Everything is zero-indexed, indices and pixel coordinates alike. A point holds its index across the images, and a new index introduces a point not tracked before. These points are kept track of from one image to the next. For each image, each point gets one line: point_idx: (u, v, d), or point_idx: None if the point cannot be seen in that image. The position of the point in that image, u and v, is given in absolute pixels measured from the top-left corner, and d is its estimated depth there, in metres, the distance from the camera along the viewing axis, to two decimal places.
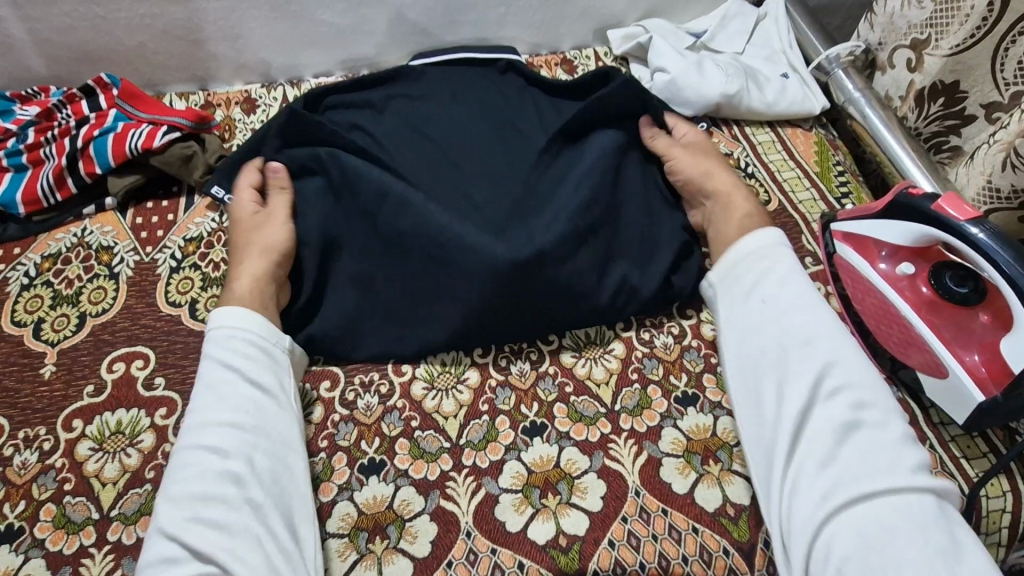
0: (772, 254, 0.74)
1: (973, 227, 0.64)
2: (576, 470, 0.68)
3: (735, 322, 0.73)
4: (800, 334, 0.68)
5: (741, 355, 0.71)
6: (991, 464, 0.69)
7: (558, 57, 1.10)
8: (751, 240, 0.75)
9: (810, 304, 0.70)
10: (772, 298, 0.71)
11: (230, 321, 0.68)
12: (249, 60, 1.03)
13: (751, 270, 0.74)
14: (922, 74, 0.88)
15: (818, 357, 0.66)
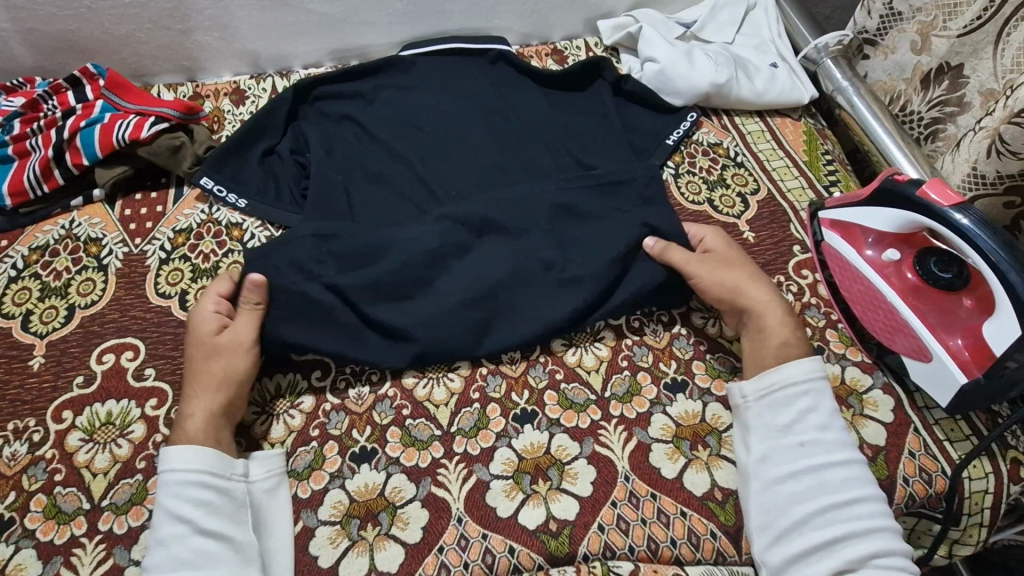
0: (818, 391, 0.66)
1: (956, 213, 0.65)
2: (566, 457, 0.69)
3: (765, 460, 0.65)
4: (842, 495, 0.61)
5: (768, 498, 0.63)
6: (974, 446, 0.70)
7: (548, 47, 1.10)
8: (794, 369, 0.67)
9: (851, 456, 0.63)
10: (813, 445, 0.64)
11: (186, 461, 0.60)
12: (237, 50, 1.03)
13: (791, 405, 0.66)
14: (929, 56, 0.88)
15: (860, 524, 0.59)
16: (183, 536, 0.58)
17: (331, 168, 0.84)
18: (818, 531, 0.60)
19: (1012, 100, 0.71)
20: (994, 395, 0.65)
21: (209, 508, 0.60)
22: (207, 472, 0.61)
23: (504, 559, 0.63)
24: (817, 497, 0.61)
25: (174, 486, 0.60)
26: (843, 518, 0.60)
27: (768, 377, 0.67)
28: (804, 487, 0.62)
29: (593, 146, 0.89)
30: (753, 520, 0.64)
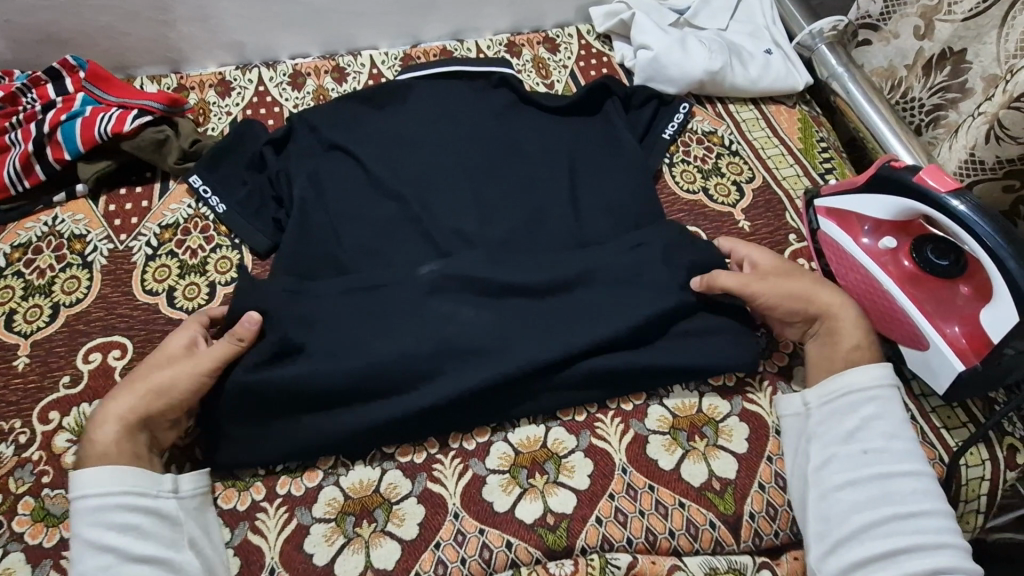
0: (885, 398, 0.64)
1: (953, 199, 0.64)
2: (563, 450, 0.68)
3: (826, 466, 0.63)
4: (907, 507, 0.59)
5: (825, 505, 0.62)
6: (971, 433, 0.70)
7: (540, 35, 1.08)
8: (865, 373, 0.65)
9: (919, 467, 0.61)
10: (877, 453, 0.62)
11: (90, 485, 0.57)
12: (222, 41, 1.00)
13: (854, 411, 0.64)
14: (932, 41, 0.87)
15: (925, 537, 0.58)
16: (111, 566, 0.55)
17: (321, 167, 0.83)
18: (879, 543, 0.58)
19: (1012, 84, 0.71)
20: (991, 382, 0.65)
21: (138, 531, 0.57)
22: (126, 494, 0.58)
23: (502, 554, 0.63)
24: (881, 507, 0.60)
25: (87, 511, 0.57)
26: (907, 531, 0.58)
27: (833, 382, 0.66)
28: (867, 496, 0.60)
29: (586, 136, 0.88)
30: (809, 527, 0.63)
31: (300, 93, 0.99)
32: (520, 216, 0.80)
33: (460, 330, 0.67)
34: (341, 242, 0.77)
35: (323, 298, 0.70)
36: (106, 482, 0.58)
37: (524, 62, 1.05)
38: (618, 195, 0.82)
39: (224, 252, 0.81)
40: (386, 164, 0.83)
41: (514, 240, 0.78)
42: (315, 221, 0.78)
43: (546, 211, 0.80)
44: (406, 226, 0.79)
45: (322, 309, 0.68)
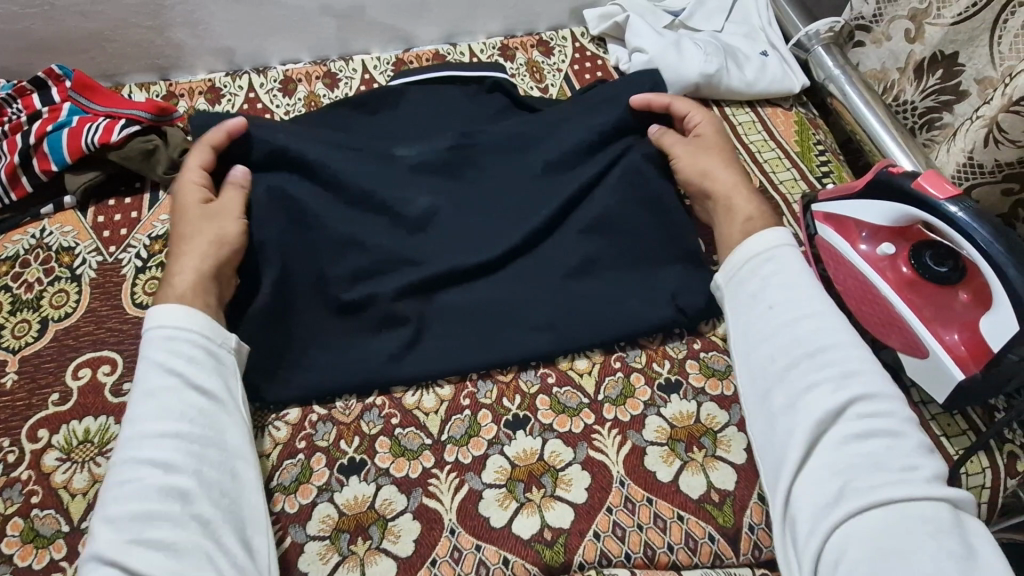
0: (777, 257, 0.68)
1: (952, 205, 0.63)
2: (560, 463, 0.67)
3: (744, 332, 0.67)
4: (812, 345, 0.62)
5: (750, 369, 0.65)
6: (971, 441, 0.69)
7: (533, 38, 1.07)
8: (758, 238, 0.69)
9: (821, 310, 0.64)
10: (780, 304, 0.65)
11: (166, 316, 0.62)
12: (211, 47, 0.99)
13: (755, 273, 0.68)
14: (922, 44, 0.86)
15: (834, 372, 0.60)
16: (171, 389, 0.59)
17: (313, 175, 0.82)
18: (798, 386, 0.61)
19: (1011, 87, 0.69)
20: (990, 390, 0.65)
21: (199, 365, 0.61)
22: (186, 331, 0.62)
23: (499, 570, 0.62)
24: (791, 354, 0.62)
25: (154, 339, 0.61)
26: (821, 369, 0.61)
27: (735, 257, 0.70)
28: (779, 347, 0.63)
29: (582, 135, 0.84)
30: (742, 388, 0.66)
31: (291, 99, 0.98)
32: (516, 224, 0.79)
33: (462, 310, 0.74)
34: (338, 254, 0.75)
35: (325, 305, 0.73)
36: (171, 319, 0.62)
37: (518, 66, 1.03)
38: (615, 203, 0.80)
39: None
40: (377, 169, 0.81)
41: (519, 251, 0.77)
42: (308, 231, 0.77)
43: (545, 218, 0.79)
44: (402, 238, 0.78)
45: (330, 302, 0.73)
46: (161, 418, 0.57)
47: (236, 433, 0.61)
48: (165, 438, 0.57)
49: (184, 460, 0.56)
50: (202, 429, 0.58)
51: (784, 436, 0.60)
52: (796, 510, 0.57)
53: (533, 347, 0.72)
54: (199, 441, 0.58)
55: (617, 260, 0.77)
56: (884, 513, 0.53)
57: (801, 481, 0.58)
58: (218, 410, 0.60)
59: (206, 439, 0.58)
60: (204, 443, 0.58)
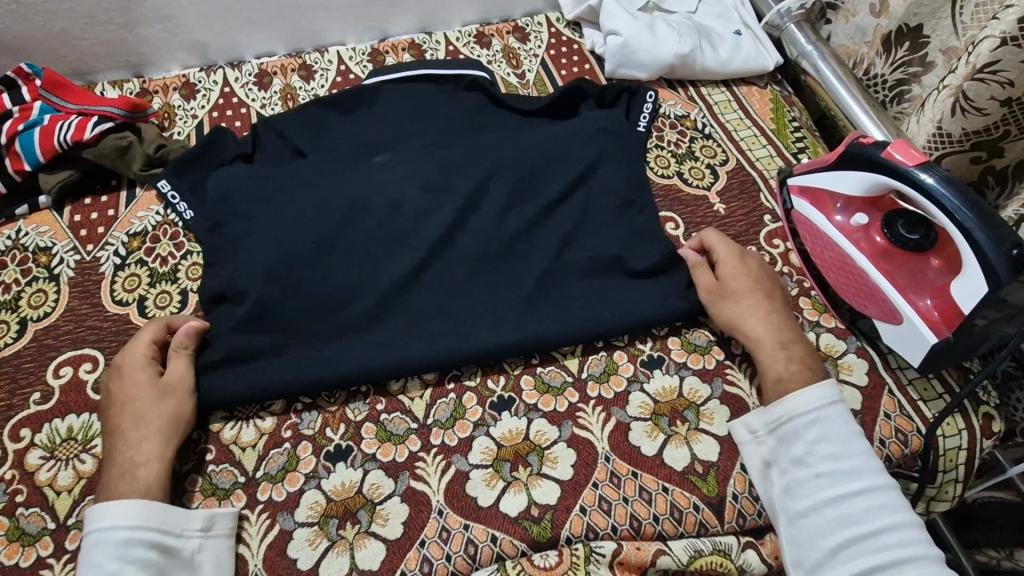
0: (826, 417, 0.63)
1: (922, 172, 0.64)
2: (545, 442, 0.68)
3: (786, 493, 0.63)
4: (865, 525, 0.58)
5: (796, 534, 0.61)
6: (947, 404, 0.70)
7: (509, 24, 1.07)
8: (805, 395, 0.64)
9: (876, 478, 0.60)
10: (828, 473, 0.61)
11: (115, 516, 0.57)
12: (184, 42, 0.98)
13: (800, 435, 0.63)
14: (888, 18, 0.88)
15: (889, 555, 0.56)
16: None
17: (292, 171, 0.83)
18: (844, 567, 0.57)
19: (973, 56, 0.70)
20: (962, 351, 0.66)
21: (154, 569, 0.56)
22: (138, 530, 0.57)
23: (487, 549, 0.62)
24: (839, 531, 0.59)
25: (91, 545, 0.56)
26: (870, 548, 0.57)
27: (775, 410, 0.65)
28: (827, 519, 0.60)
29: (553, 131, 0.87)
30: (786, 554, 0.62)
31: (266, 93, 0.98)
32: (495, 223, 0.78)
33: (448, 297, 0.74)
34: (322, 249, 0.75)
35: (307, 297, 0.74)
36: (120, 517, 0.57)
37: (494, 53, 1.04)
38: (590, 194, 0.82)
39: (194, 257, 0.80)
40: (352, 167, 0.82)
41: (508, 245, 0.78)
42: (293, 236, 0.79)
43: (518, 219, 0.79)
44: (376, 239, 0.77)
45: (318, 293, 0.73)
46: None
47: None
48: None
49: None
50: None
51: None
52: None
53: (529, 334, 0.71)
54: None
55: (596, 256, 0.77)
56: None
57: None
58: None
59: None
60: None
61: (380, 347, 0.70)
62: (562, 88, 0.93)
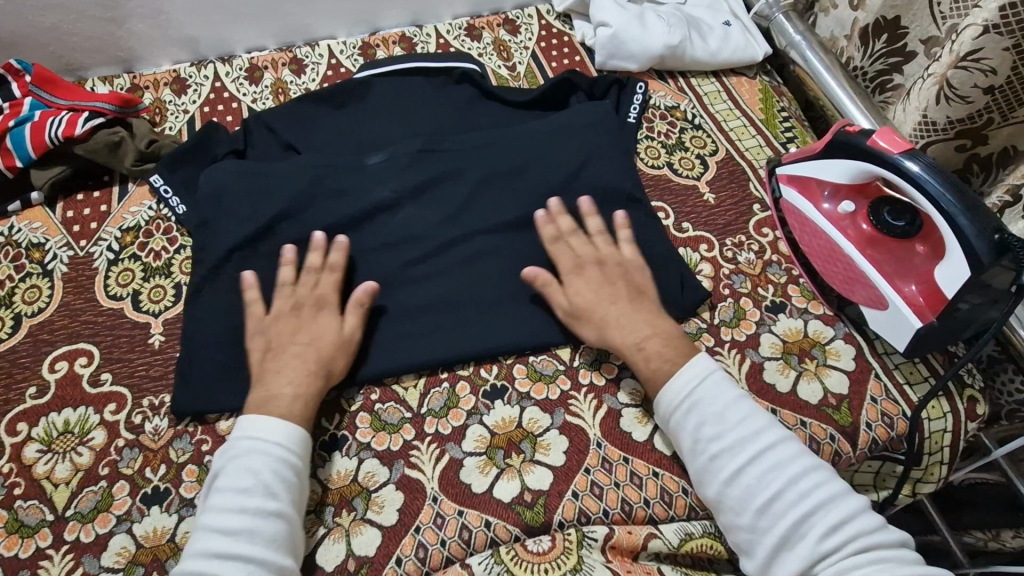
0: (700, 398, 0.63)
1: (906, 159, 0.66)
2: (538, 429, 0.69)
3: (700, 479, 0.63)
4: (772, 488, 0.58)
5: (725, 518, 0.61)
6: (932, 387, 0.72)
7: (499, 17, 1.08)
8: (672, 387, 0.64)
9: (767, 438, 0.60)
10: (724, 451, 0.60)
11: (269, 430, 0.61)
12: (175, 37, 0.98)
13: (686, 423, 0.63)
14: (865, 11, 0.89)
15: (801, 511, 0.56)
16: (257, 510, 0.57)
17: (287, 166, 0.84)
18: (774, 536, 0.57)
19: (957, 44, 0.71)
20: (947, 337, 0.67)
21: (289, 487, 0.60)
22: (283, 449, 0.61)
23: (480, 534, 0.63)
24: (751, 506, 0.58)
25: (240, 455, 0.60)
26: (788, 507, 0.57)
27: (662, 405, 0.65)
28: (740, 498, 0.59)
29: (547, 127, 0.87)
30: (727, 538, 0.62)
31: (257, 87, 0.98)
32: (488, 231, 0.80)
33: (448, 292, 0.76)
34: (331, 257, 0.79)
35: None
36: (270, 433, 0.61)
37: (484, 45, 1.04)
38: (580, 191, 0.83)
39: (188, 252, 0.81)
40: (347, 172, 0.84)
41: (506, 242, 0.80)
42: (286, 231, 0.81)
43: (510, 225, 0.80)
44: (374, 252, 0.79)
45: None
46: (225, 529, 0.56)
47: (285, 555, 0.57)
48: (225, 562, 0.54)
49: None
50: (246, 547, 0.55)
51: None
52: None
53: (529, 332, 0.74)
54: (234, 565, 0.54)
55: None
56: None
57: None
58: (269, 535, 0.56)
59: (250, 560, 0.54)
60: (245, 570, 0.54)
61: (385, 343, 0.73)
62: (553, 80, 0.94)
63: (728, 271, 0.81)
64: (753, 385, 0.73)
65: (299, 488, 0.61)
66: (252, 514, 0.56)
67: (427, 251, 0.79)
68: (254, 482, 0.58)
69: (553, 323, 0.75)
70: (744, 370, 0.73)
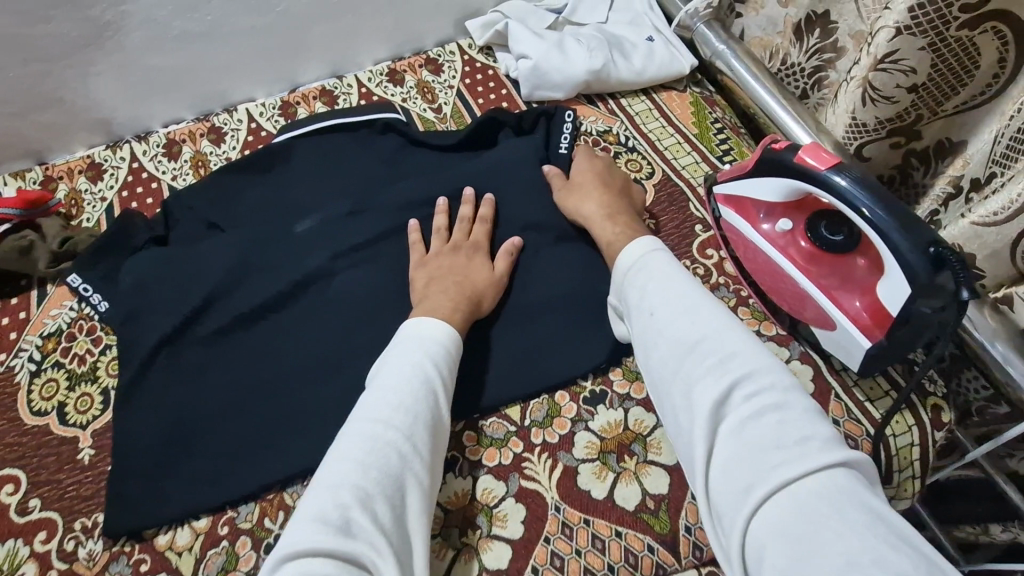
0: (648, 264, 0.65)
1: (834, 175, 0.63)
2: (493, 499, 0.66)
3: (637, 343, 0.63)
4: (691, 341, 0.58)
5: (650, 378, 0.61)
6: (894, 401, 0.70)
7: (421, 57, 1.05)
8: (623, 258, 0.68)
9: (694, 303, 0.61)
10: (657, 308, 0.62)
11: (397, 369, 0.62)
12: (85, 122, 0.94)
13: (632, 286, 0.65)
14: (795, 7, 0.87)
15: (710, 366, 0.56)
16: (374, 445, 0.56)
17: (208, 246, 0.80)
18: (687, 384, 0.56)
19: (873, 46, 0.69)
20: (899, 353, 0.64)
21: (405, 434, 0.58)
22: (407, 393, 0.60)
23: None
24: (671, 359, 0.58)
25: (376, 389, 0.61)
26: (708, 355, 0.57)
27: (615, 277, 0.68)
28: (662, 354, 0.59)
29: (475, 172, 0.84)
30: (654, 404, 0.61)
31: (177, 163, 0.94)
32: None
33: None
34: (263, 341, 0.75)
35: (239, 381, 0.73)
36: (399, 375, 0.62)
37: (407, 89, 1.01)
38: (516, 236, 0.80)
39: (113, 352, 0.77)
40: (273, 244, 0.81)
41: None
42: (212, 317, 0.76)
43: None
44: (309, 329, 0.76)
45: (255, 380, 0.73)
46: (347, 457, 0.55)
47: (431, 444, 0.60)
48: (340, 488, 0.53)
49: (381, 471, 0.55)
50: (404, 432, 0.58)
51: (688, 436, 0.55)
52: (718, 513, 0.51)
53: (473, 395, 0.71)
54: (399, 446, 0.57)
55: (530, 309, 0.75)
56: (785, 494, 0.47)
57: (713, 481, 0.51)
58: (420, 425, 0.59)
59: (410, 442, 0.58)
60: (397, 452, 0.56)
61: (326, 428, 0.69)
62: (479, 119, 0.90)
63: None
64: None
65: (422, 439, 0.59)
66: (408, 404, 0.59)
67: (363, 322, 0.76)
68: (405, 378, 0.61)
69: (499, 381, 0.72)
70: None
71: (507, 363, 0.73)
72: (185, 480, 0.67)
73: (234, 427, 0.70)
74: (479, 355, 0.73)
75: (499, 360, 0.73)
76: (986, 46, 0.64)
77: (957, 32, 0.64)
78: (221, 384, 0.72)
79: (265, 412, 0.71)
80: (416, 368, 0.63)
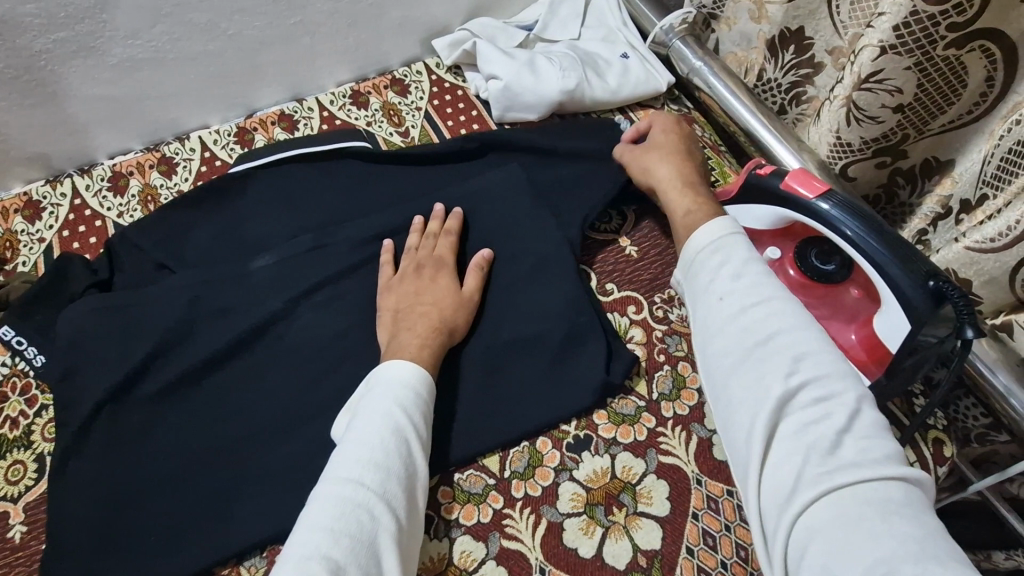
0: (726, 245, 0.60)
1: (824, 203, 0.59)
2: (472, 563, 0.61)
3: (700, 328, 0.58)
4: (768, 331, 0.53)
5: (708, 366, 0.56)
6: (896, 438, 0.66)
7: (386, 77, 0.99)
8: (698, 235, 0.62)
9: (774, 292, 0.56)
10: (733, 294, 0.56)
11: (373, 415, 0.56)
12: (20, 157, 0.87)
13: (707, 264, 0.59)
14: (769, 22, 0.84)
15: (785, 361, 0.51)
16: (346, 509, 0.50)
17: (155, 291, 0.73)
18: (757, 375, 0.51)
19: (857, 65, 0.68)
20: (898, 389, 0.61)
21: (380, 492, 0.52)
22: (384, 443, 0.55)
23: None
24: (743, 346, 0.53)
25: (349, 440, 0.55)
26: (781, 353, 0.52)
27: (687, 253, 0.62)
28: (733, 342, 0.54)
29: (446, 201, 0.79)
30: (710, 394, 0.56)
31: (123, 198, 0.88)
32: None
33: None
34: (217, 395, 0.69)
35: (191, 442, 0.66)
36: (374, 422, 0.56)
37: (372, 112, 0.96)
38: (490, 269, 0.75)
39: (50, 413, 0.70)
40: (227, 285, 0.74)
41: None
42: (160, 371, 0.70)
43: None
44: (269, 379, 0.70)
45: (210, 442, 0.66)
46: (316, 524, 0.49)
47: (408, 500, 0.54)
48: (309, 560, 0.47)
49: (352, 537, 0.49)
50: (378, 489, 0.52)
51: (747, 424, 0.51)
52: (766, 507, 0.48)
53: (451, 447, 0.65)
54: (372, 507, 0.51)
55: (508, 349, 0.70)
56: (840, 503, 0.44)
57: (767, 478, 0.48)
58: (394, 480, 0.54)
59: (384, 502, 0.52)
60: (370, 514, 0.51)
61: (287, 491, 0.64)
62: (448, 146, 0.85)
63: (660, 334, 0.75)
64: (703, 467, 0.66)
65: (399, 496, 0.53)
66: (382, 456, 0.54)
67: (327, 369, 0.70)
68: (376, 428, 0.55)
69: (476, 430, 0.66)
70: (692, 450, 0.67)
71: (483, 410, 0.67)
72: (128, 559, 0.60)
73: (185, 494, 0.64)
74: (452, 403, 0.67)
75: (477, 406, 0.67)
76: (973, 63, 0.62)
77: (943, 51, 0.62)
78: (171, 447, 0.66)
79: (219, 475, 0.65)
80: (392, 412, 0.57)
